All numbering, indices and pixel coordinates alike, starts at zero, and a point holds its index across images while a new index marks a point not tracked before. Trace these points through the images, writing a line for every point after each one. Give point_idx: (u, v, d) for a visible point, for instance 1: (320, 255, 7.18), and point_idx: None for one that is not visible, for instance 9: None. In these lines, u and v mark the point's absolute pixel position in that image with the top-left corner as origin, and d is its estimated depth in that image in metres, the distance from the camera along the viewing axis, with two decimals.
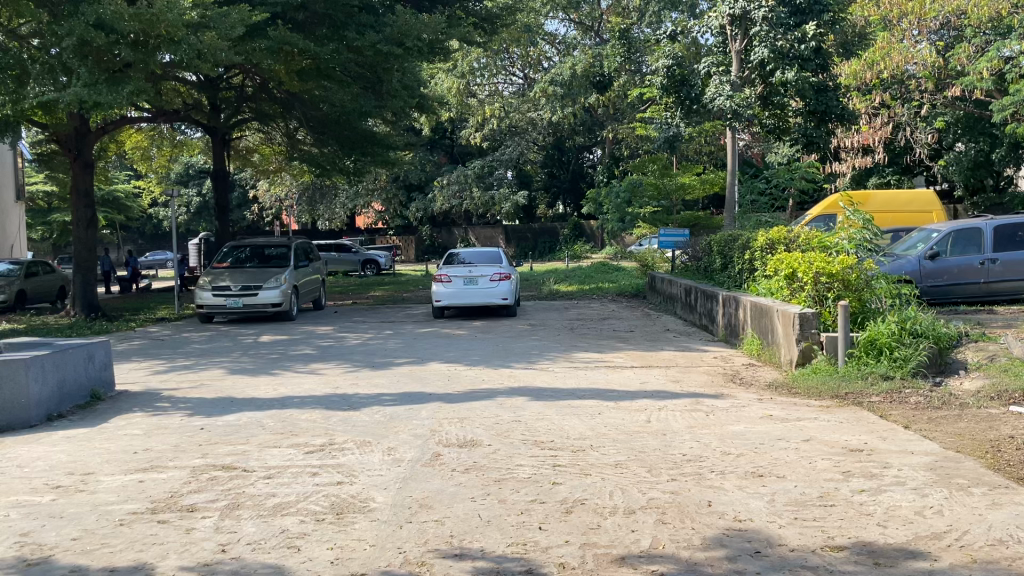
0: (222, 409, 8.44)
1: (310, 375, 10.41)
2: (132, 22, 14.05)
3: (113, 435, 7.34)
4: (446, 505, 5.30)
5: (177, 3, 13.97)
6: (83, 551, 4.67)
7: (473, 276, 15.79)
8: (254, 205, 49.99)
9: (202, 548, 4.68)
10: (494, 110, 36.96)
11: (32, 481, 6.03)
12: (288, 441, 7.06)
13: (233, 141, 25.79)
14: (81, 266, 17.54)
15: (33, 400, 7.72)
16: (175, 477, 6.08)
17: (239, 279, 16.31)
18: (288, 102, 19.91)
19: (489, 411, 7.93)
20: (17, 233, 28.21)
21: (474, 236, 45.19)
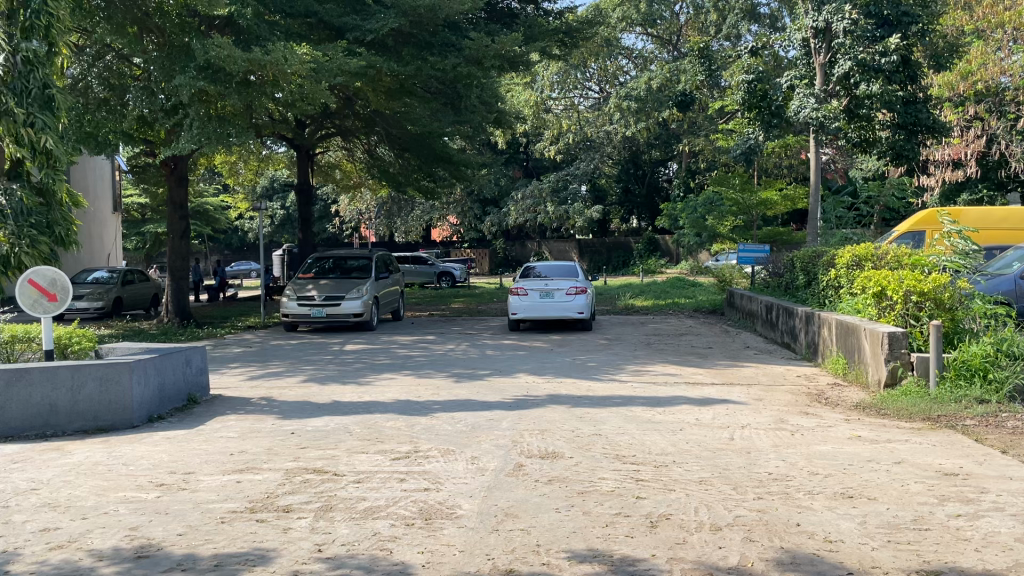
0: (311, 415, 8.73)
1: (393, 383, 10.65)
2: (244, 65, 14.53)
3: (210, 438, 7.68)
4: (532, 515, 5.38)
5: (293, 56, 14.40)
6: (189, 546, 4.92)
7: (550, 290, 15.86)
8: (334, 219, 51.30)
9: (300, 547, 4.87)
10: (571, 124, 37.09)
11: (137, 478, 6.36)
12: (374, 447, 7.26)
13: (317, 156, 26.57)
14: (175, 275, 18.35)
15: (136, 402, 8.12)
16: (270, 479, 6.33)
17: (323, 289, 16.81)
18: (371, 118, 20.40)
19: (569, 424, 7.99)
20: (113, 244, 29.58)
21: (547, 250, 45.38)
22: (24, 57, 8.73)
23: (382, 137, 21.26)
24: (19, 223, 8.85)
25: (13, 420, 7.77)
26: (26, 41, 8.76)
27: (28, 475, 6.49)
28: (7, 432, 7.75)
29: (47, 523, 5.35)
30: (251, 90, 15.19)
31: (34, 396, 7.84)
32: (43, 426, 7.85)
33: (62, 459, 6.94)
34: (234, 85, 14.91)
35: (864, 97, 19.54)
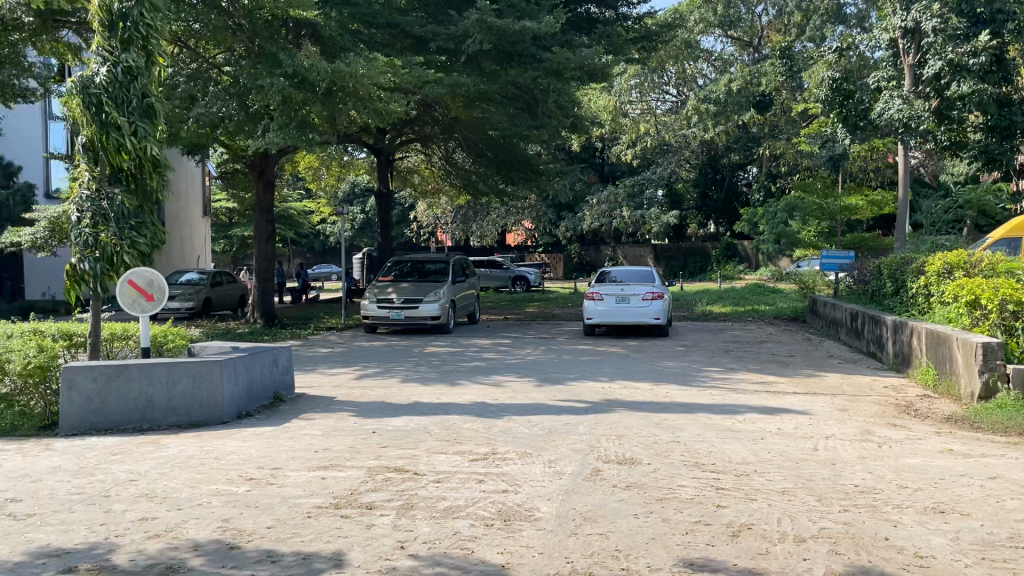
0: (390, 415, 8.92)
1: (470, 386, 10.78)
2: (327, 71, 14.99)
3: (296, 435, 7.93)
4: (611, 520, 5.38)
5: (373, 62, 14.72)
6: (278, 539, 5.10)
7: (626, 295, 15.76)
8: (411, 223, 52.18)
9: (383, 544, 5.00)
10: (649, 128, 36.81)
11: (228, 472, 6.62)
12: (453, 448, 7.37)
13: (397, 161, 27.09)
14: (261, 278, 18.96)
15: (225, 399, 8.44)
16: (353, 476, 6.50)
17: (402, 292, 17.12)
18: (450, 125, 20.69)
19: (647, 430, 7.95)
20: (203, 246, 30.78)
21: (623, 255, 45.16)
22: (123, 68, 9.20)
23: (460, 142, 21.50)
24: (120, 226, 9.31)
25: (112, 414, 8.17)
26: (126, 52, 9.23)
27: (127, 466, 6.82)
28: (107, 425, 8.16)
29: (145, 513, 5.62)
30: (334, 99, 15.55)
31: (132, 392, 8.23)
32: (140, 420, 8.24)
33: (158, 452, 7.27)
34: (317, 96, 15.40)
35: (955, 98, 18.70)
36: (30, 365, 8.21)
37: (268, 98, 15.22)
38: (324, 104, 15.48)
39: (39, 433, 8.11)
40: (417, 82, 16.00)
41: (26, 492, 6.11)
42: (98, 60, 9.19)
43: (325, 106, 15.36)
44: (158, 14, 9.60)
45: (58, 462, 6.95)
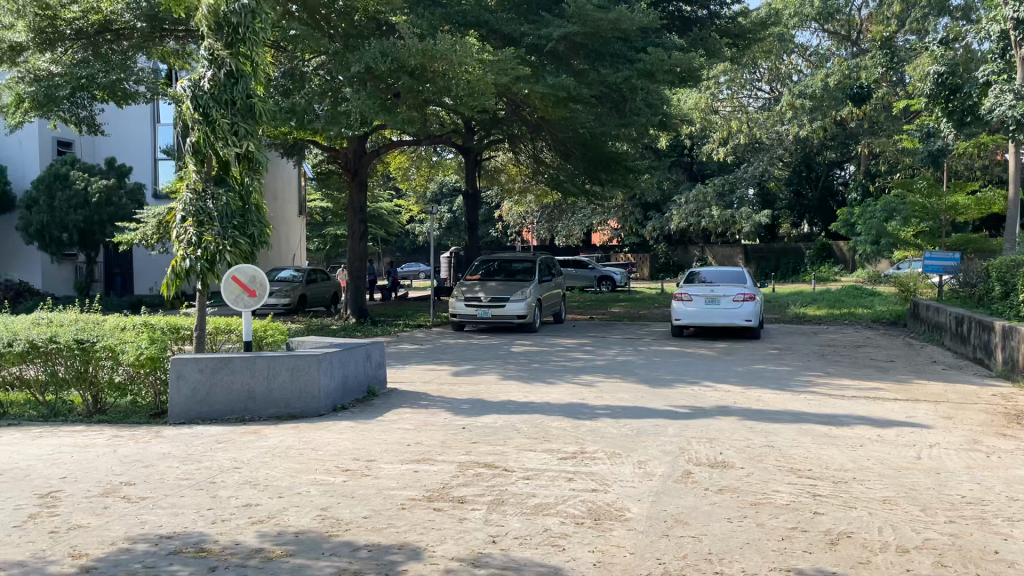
0: (480, 412, 9.04)
1: (557, 386, 10.81)
2: (416, 55, 15.28)
3: (389, 428, 8.13)
4: (703, 522, 5.32)
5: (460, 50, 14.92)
6: (374, 529, 5.25)
7: (716, 296, 15.48)
8: (498, 223, 52.61)
9: (475, 538, 5.08)
10: (741, 125, 36.03)
11: (326, 463, 6.85)
12: (542, 446, 7.42)
13: (485, 160, 27.36)
14: (353, 275, 19.46)
15: (322, 392, 8.73)
16: (444, 470, 6.62)
17: (489, 291, 17.29)
18: (538, 125, 20.77)
19: (739, 434, 7.81)
20: (298, 244, 31.84)
21: (712, 255, 44.35)
22: (228, 71, 9.58)
23: (547, 142, 21.53)
24: (224, 225, 9.72)
25: (217, 404, 8.55)
26: (230, 55, 9.59)
27: (231, 454, 7.13)
28: (211, 414, 8.54)
29: (249, 499, 5.87)
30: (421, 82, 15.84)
31: (235, 383, 8.58)
32: (242, 411, 8.59)
33: (260, 442, 7.57)
34: (405, 74, 15.74)
35: None
36: (142, 356, 8.59)
37: (362, 98, 15.61)
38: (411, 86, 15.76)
39: (150, 421, 8.56)
40: (505, 76, 16.06)
41: (139, 476, 6.46)
42: (204, 64, 9.61)
43: (409, 86, 15.64)
44: (260, 17, 9.91)
45: (168, 449, 7.32)
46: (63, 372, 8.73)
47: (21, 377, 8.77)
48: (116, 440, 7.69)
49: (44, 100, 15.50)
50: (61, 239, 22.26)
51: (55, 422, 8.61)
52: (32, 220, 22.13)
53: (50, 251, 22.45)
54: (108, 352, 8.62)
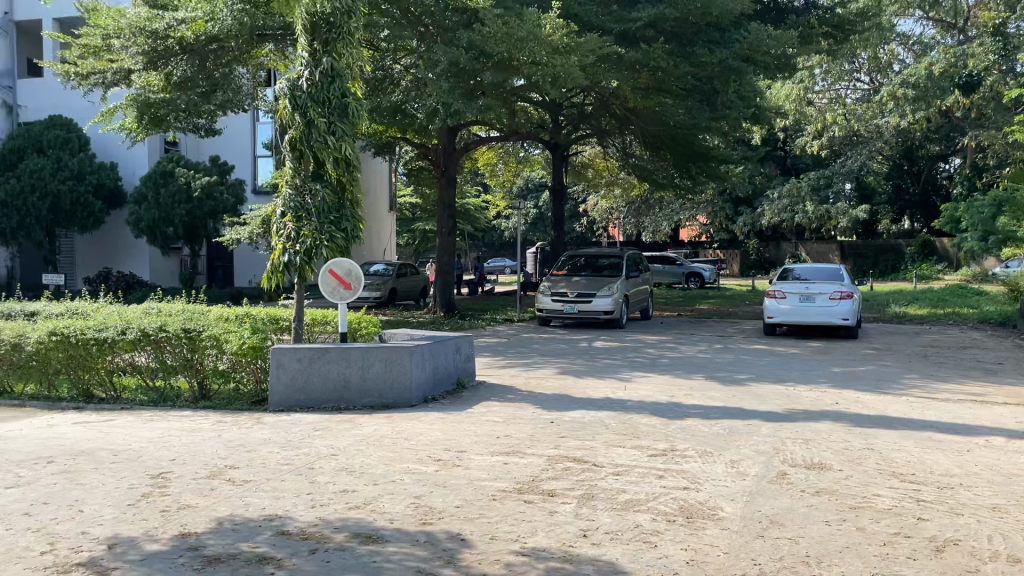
0: (568, 407, 9.06)
1: (646, 382, 10.73)
2: (500, 45, 15.27)
3: (479, 420, 8.25)
4: (800, 525, 5.19)
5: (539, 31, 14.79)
6: (466, 519, 5.33)
7: (811, 294, 15.04)
8: (584, 218, 52.50)
9: (566, 531, 5.10)
10: (837, 117, 34.83)
11: (418, 452, 6.99)
12: (632, 442, 7.38)
13: (572, 155, 27.34)
14: (442, 270, 19.75)
15: (414, 383, 8.91)
16: (534, 463, 6.66)
17: (576, 286, 17.26)
18: (626, 118, 20.64)
19: (836, 435, 7.57)
20: (388, 239, 32.53)
21: (805, 251, 43.14)
22: (324, 70, 9.86)
23: (637, 136, 21.30)
24: (321, 220, 9.99)
25: (314, 392, 8.84)
26: (326, 54, 9.87)
27: (327, 442, 7.36)
28: (308, 402, 8.83)
29: (345, 486, 6.04)
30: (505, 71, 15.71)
31: (330, 373, 8.84)
32: (337, 400, 8.84)
33: (354, 431, 7.78)
34: (490, 67, 15.73)
35: None
36: (244, 345, 8.97)
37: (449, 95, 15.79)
38: (497, 76, 15.77)
39: (252, 408, 8.93)
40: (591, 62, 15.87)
41: (242, 460, 6.74)
42: (303, 64, 9.92)
43: (493, 78, 15.67)
44: (356, 17, 10.15)
45: (268, 435, 7.61)
46: (171, 359, 9.19)
47: (133, 364, 9.26)
48: (220, 425, 8.05)
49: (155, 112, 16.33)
50: (167, 234, 23.42)
51: (164, 406, 9.07)
52: (141, 216, 23.22)
53: (157, 244, 23.64)
54: (213, 341, 9.03)
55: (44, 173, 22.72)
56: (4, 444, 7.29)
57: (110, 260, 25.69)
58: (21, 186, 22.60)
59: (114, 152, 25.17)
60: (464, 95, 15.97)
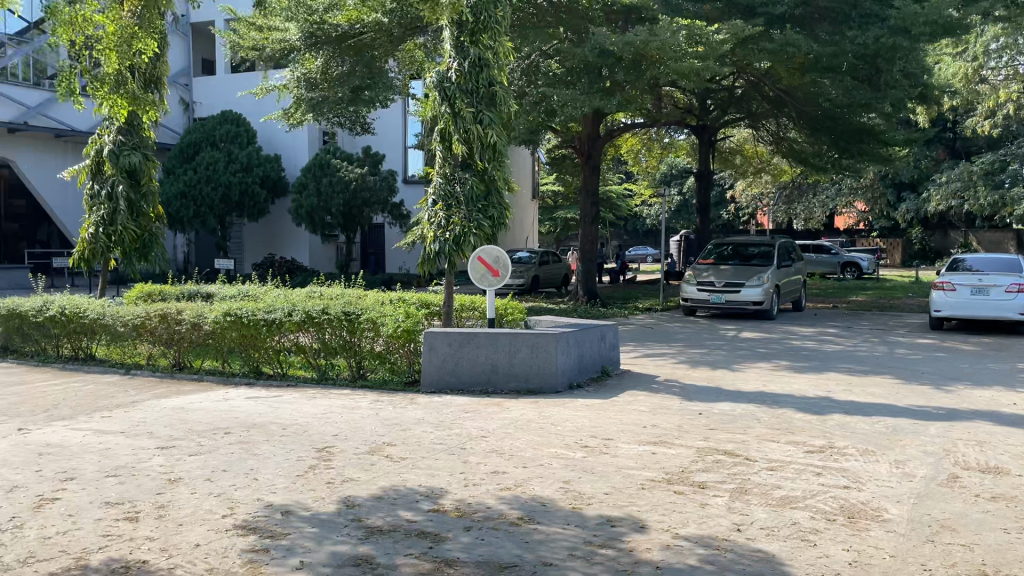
0: (716, 398, 8.86)
1: (799, 376, 10.32)
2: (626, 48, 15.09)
3: (625, 409, 8.21)
4: (975, 531, 4.85)
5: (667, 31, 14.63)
6: (616, 505, 5.33)
7: (983, 286, 13.96)
8: (731, 205, 51.06)
9: (719, 524, 4.99)
10: (1014, 94, 31.99)
11: (565, 438, 7.05)
12: (786, 437, 7.13)
13: (720, 141, 26.60)
14: (584, 258, 19.76)
15: (559, 369, 8.98)
16: (682, 454, 6.57)
17: (723, 275, 16.82)
18: (780, 100, 20.00)
19: (1015, 439, 7.00)
20: (531, 227, 32.86)
21: (976, 240, 40.10)
22: (471, 61, 10.06)
23: (791, 118, 20.48)
24: (470, 208, 10.23)
25: (463, 375, 9.09)
26: (473, 45, 10.07)
27: (477, 424, 7.56)
28: (458, 384, 9.09)
29: (496, 467, 6.18)
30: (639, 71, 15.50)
31: (479, 357, 9.06)
32: (485, 383, 9.05)
33: (503, 414, 7.94)
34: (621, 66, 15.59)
35: None
36: (399, 328, 9.33)
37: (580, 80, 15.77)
38: (630, 76, 15.64)
39: (405, 388, 9.31)
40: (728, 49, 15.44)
41: (398, 438, 7.03)
42: (450, 56, 10.16)
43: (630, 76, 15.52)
44: (501, 7, 10.27)
45: (422, 415, 7.91)
46: (332, 339, 9.71)
47: (296, 343, 9.84)
48: (376, 405, 8.43)
49: (317, 103, 17.25)
50: (325, 221, 24.76)
51: (325, 384, 9.61)
52: (302, 203, 24.61)
53: (317, 231, 25.02)
54: (370, 323, 9.46)
55: (218, 166, 24.53)
56: (187, 415, 7.95)
57: (274, 247, 27.39)
58: (198, 177, 24.49)
59: (278, 145, 26.78)
60: (599, 92, 16.05)
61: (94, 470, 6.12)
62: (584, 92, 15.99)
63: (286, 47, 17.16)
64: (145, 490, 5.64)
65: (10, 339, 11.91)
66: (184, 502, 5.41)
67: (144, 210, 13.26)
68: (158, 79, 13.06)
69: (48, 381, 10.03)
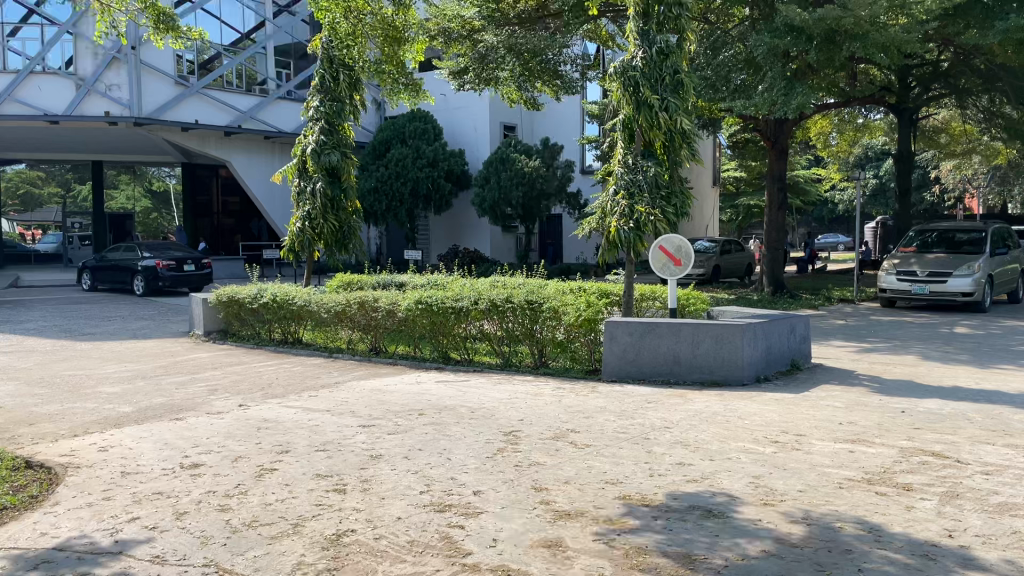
0: (919, 396, 8.26)
1: (1017, 374, 9.38)
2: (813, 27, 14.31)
3: (817, 405, 7.84)
4: None
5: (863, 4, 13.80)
6: (811, 504, 5.11)
7: None
8: (935, 188, 47.14)
9: (928, 529, 4.68)
10: None
11: (753, 432, 6.84)
12: (1003, 440, 6.52)
13: (922, 119, 24.63)
14: (771, 247, 18.99)
15: (746, 361, 8.71)
16: (883, 454, 6.19)
17: (927, 265, 15.59)
18: (995, 74, 18.30)
19: None
20: (712, 215, 32.01)
21: None
22: (658, 48, 9.95)
23: (1007, 92, 18.64)
24: (653, 197, 10.06)
25: (645, 365, 9.03)
26: (660, 33, 9.96)
27: (660, 414, 7.50)
28: (640, 374, 9.05)
29: (682, 458, 6.11)
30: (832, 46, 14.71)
31: (662, 347, 8.96)
32: (668, 373, 8.96)
33: (687, 406, 7.83)
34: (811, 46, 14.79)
35: None
36: (580, 317, 9.40)
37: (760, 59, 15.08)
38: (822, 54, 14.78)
39: (587, 377, 9.39)
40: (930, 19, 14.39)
41: (581, 426, 7.12)
42: (635, 44, 10.08)
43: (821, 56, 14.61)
44: None
45: (604, 404, 7.95)
46: (515, 327, 9.97)
47: (482, 331, 10.20)
48: (560, 392, 8.58)
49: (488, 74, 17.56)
50: (506, 213, 25.31)
51: (509, 371, 9.91)
52: (485, 197, 25.38)
53: (499, 223, 25.66)
54: (552, 312, 9.59)
55: (407, 162, 25.77)
56: (385, 396, 8.48)
57: (458, 237, 28.45)
58: (389, 174, 25.89)
59: (463, 140, 27.73)
60: (786, 78, 15.25)
61: (305, 444, 6.67)
62: (772, 77, 15.20)
63: (467, 26, 17.62)
64: (350, 464, 6.08)
65: (230, 322, 13.16)
66: (386, 477, 5.77)
67: (344, 206, 14.23)
68: (352, 80, 13.91)
69: (262, 362, 11.05)
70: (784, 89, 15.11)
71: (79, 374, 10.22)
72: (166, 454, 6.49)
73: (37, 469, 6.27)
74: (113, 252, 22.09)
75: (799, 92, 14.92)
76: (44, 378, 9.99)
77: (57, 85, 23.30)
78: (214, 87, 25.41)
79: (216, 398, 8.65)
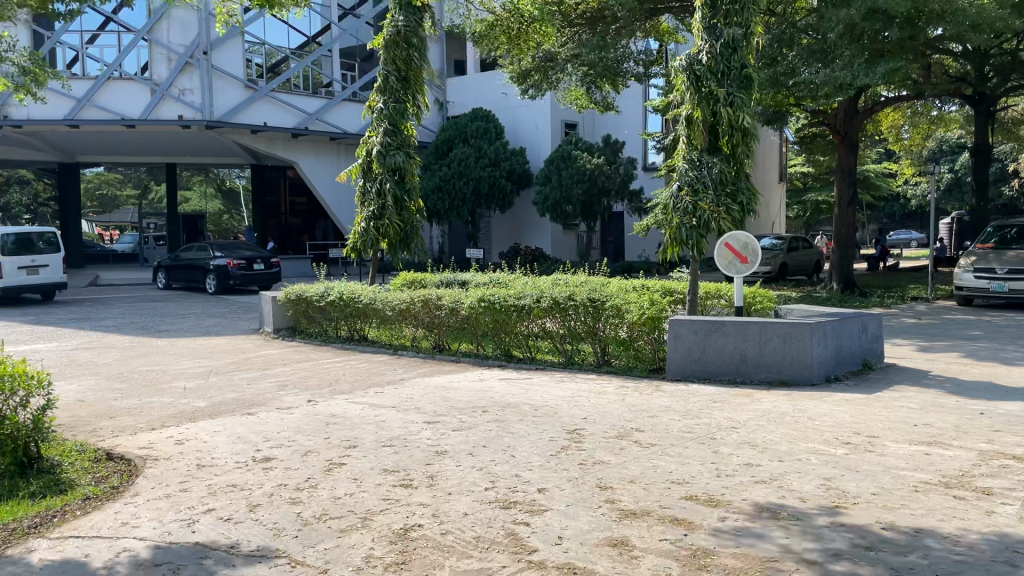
0: (999, 397, 7.95)
1: None
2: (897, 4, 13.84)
3: (891, 405, 7.62)
4: None
5: None
6: (885, 507, 4.98)
7: None
8: (1015, 181, 45.27)
9: (1011, 535, 4.50)
10: None
11: (824, 433, 6.69)
12: None
13: (1001, 110, 23.66)
14: (841, 243, 18.53)
15: (815, 360, 8.52)
16: (962, 457, 5.97)
17: (1007, 262, 15.01)
18: None
19: None
20: (778, 212, 31.41)
21: None
22: (725, 41, 9.75)
23: None
24: (718, 193, 9.90)
25: (711, 364, 8.91)
26: (728, 25, 9.78)
27: (727, 414, 7.39)
28: (705, 372, 8.93)
29: (750, 459, 6.02)
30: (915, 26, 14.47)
31: (728, 346, 8.83)
32: (734, 372, 8.82)
33: (754, 405, 7.70)
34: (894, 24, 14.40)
35: None
36: (643, 316, 9.30)
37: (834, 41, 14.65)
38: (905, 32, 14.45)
39: (652, 375, 9.31)
40: None
41: (646, 425, 7.07)
42: (702, 37, 9.93)
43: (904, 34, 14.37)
44: None
45: (668, 403, 7.87)
46: (578, 325, 9.95)
47: (544, 329, 10.21)
48: (624, 390, 8.53)
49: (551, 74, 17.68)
50: (568, 211, 25.26)
51: (572, 369, 9.89)
52: (548, 195, 25.36)
53: (560, 220, 25.61)
54: (615, 310, 9.52)
55: (469, 161, 25.93)
56: (450, 393, 8.56)
57: (520, 236, 28.51)
58: (451, 173, 26.10)
59: (524, 138, 27.79)
60: (864, 56, 14.63)
61: (372, 439, 6.78)
62: (846, 56, 14.62)
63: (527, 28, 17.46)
64: (416, 460, 6.16)
65: (298, 320, 13.45)
66: (451, 473, 5.83)
67: (407, 204, 14.38)
68: (414, 79, 14.04)
69: (330, 358, 11.28)
70: (864, 65, 14.49)
71: (156, 369, 10.58)
72: (239, 448, 6.67)
73: (118, 460, 6.53)
74: (186, 252, 22.80)
75: (881, 69, 14.25)
76: (123, 373, 10.37)
77: (133, 91, 24.11)
78: (282, 90, 26.01)
79: (286, 394, 8.86)
